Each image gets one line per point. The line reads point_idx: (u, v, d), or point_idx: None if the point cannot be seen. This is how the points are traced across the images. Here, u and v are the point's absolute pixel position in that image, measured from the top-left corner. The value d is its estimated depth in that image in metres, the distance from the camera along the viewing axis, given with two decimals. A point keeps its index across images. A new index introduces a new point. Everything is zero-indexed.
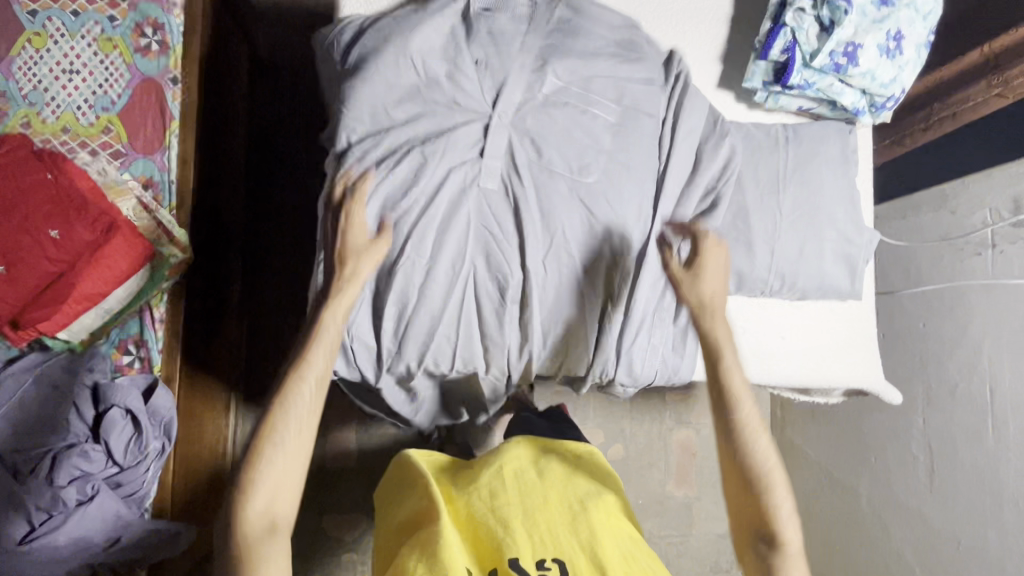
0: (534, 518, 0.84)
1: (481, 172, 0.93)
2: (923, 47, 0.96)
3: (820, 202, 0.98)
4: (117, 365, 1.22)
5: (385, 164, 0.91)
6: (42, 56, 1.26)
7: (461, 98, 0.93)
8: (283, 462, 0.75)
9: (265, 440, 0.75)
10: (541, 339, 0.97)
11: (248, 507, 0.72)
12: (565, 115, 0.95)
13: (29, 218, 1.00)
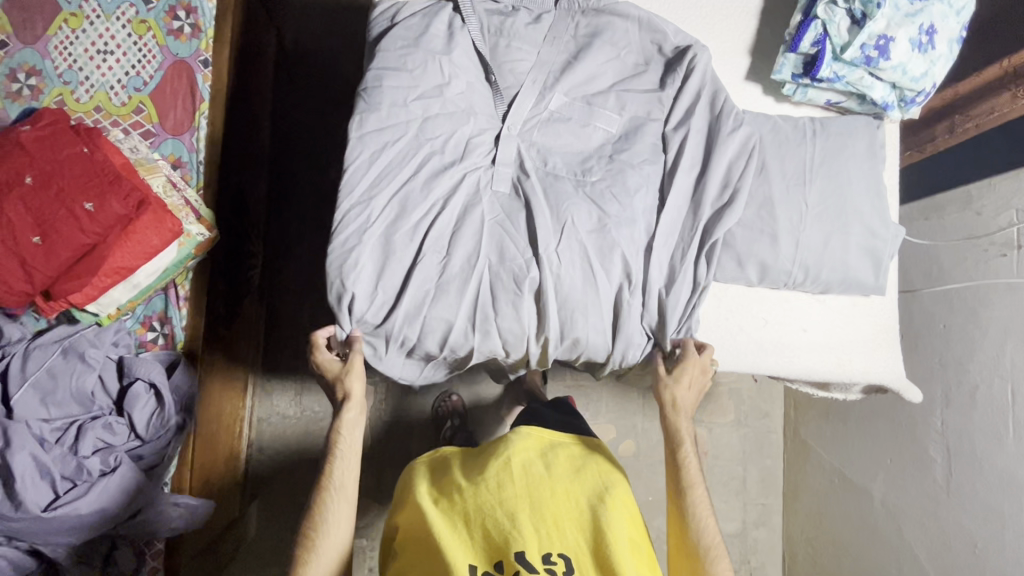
0: (541, 513, 0.81)
1: (494, 176, 0.97)
2: (956, 42, 0.95)
3: (846, 195, 0.97)
4: (142, 340, 1.25)
5: (402, 166, 0.95)
6: (77, 35, 1.29)
7: (479, 107, 0.99)
8: (332, 542, 0.89)
9: (313, 546, 0.88)
10: (558, 327, 0.96)
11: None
12: (578, 117, 1.00)
13: (66, 190, 1.01)
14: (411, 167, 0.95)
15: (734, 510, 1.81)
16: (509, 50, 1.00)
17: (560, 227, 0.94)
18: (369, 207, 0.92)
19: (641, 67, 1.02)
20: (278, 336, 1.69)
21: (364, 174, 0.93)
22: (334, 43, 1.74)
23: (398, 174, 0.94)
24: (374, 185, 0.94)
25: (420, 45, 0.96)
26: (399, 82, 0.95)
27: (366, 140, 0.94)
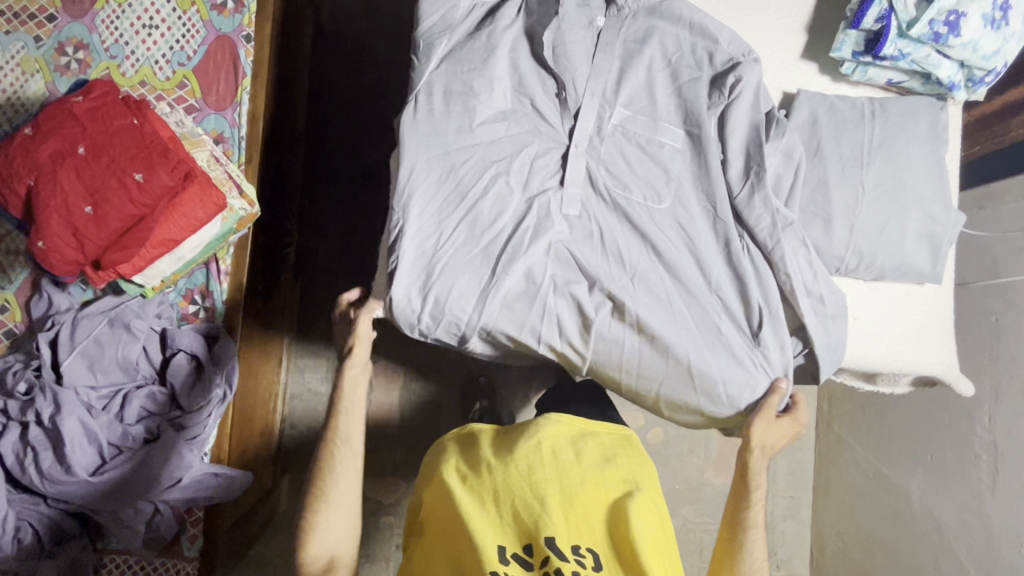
0: (571, 501, 0.80)
1: (563, 199, 0.94)
2: None
3: (905, 179, 0.93)
4: (184, 313, 1.27)
5: (469, 186, 0.93)
6: (124, 10, 1.30)
7: (543, 123, 0.96)
8: (339, 506, 0.93)
9: (321, 507, 0.92)
10: (636, 342, 0.93)
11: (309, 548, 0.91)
12: (644, 132, 0.96)
13: (116, 160, 1.02)
14: (479, 189, 0.93)
15: (761, 502, 1.79)
16: (560, 45, 0.96)
17: (635, 257, 0.93)
18: (438, 234, 0.93)
19: (694, 72, 0.97)
20: (311, 314, 1.71)
21: (428, 197, 0.93)
22: (370, 22, 1.74)
23: (465, 194, 0.93)
24: (440, 207, 0.93)
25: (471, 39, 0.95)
26: (461, 95, 0.94)
27: (430, 161, 0.94)
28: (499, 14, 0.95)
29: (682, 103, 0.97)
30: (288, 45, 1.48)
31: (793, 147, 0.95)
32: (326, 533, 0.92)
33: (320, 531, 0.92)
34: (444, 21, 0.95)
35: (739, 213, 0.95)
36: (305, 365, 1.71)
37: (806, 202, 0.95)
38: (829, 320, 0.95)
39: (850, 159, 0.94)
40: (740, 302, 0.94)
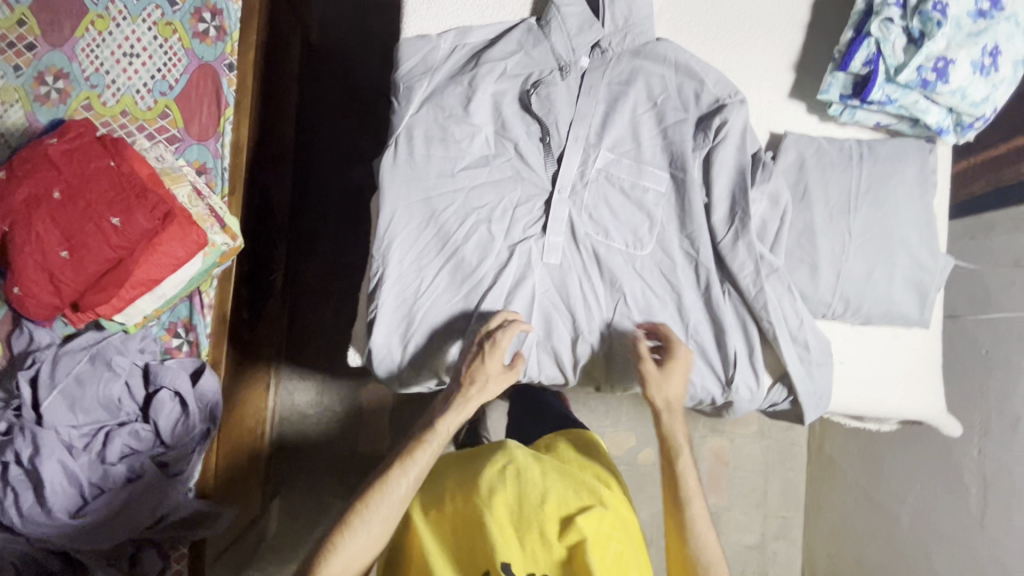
0: (527, 525, 0.80)
1: (545, 248, 0.94)
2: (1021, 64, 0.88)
3: (893, 224, 0.92)
4: (167, 347, 1.25)
5: (451, 234, 0.92)
6: (104, 38, 1.28)
7: (528, 167, 0.95)
8: (375, 531, 0.78)
9: (358, 526, 0.78)
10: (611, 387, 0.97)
11: (323, 571, 0.76)
12: (627, 179, 0.96)
13: (93, 203, 1.00)
14: (460, 238, 0.92)
15: (753, 522, 1.80)
16: (541, 89, 0.94)
17: (613, 305, 0.95)
18: (419, 282, 0.92)
19: (680, 115, 0.96)
20: (300, 336, 1.69)
21: (409, 244, 0.92)
22: (358, 40, 1.71)
23: (446, 243, 0.92)
24: (421, 255, 0.92)
25: (451, 81, 0.93)
26: (442, 142, 0.93)
27: (412, 208, 0.92)
28: (481, 59, 0.93)
29: (666, 146, 0.96)
30: (273, 66, 1.46)
31: (780, 192, 0.93)
32: (353, 558, 0.77)
33: (344, 553, 0.77)
34: (423, 63, 0.93)
35: (720, 258, 0.95)
36: (293, 388, 1.69)
37: (794, 248, 0.94)
38: (814, 367, 0.94)
39: (836, 205, 0.93)
40: (717, 350, 0.95)
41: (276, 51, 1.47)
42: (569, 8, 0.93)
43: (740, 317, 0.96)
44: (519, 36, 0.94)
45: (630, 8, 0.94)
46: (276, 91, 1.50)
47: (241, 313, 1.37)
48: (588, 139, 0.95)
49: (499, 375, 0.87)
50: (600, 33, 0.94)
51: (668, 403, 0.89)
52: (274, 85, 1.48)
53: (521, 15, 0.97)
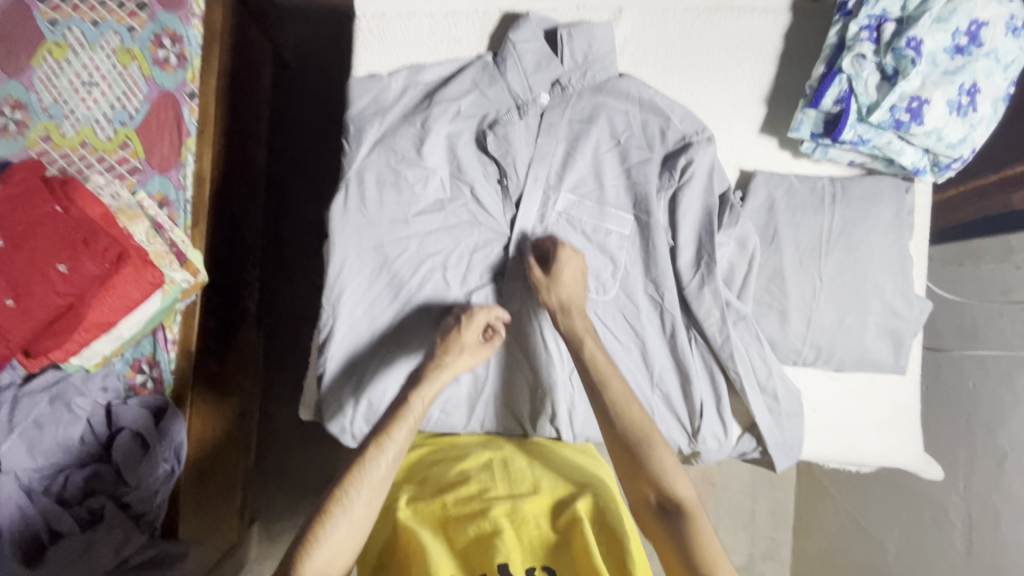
0: (522, 516, 0.78)
1: (502, 296, 0.92)
2: (1001, 101, 0.84)
3: (867, 269, 0.88)
4: (131, 384, 1.23)
5: (404, 281, 0.90)
6: (62, 67, 1.24)
7: (486, 211, 0.91)
8: (357, 520, 0.71)
9: (340, 516, 0.70)
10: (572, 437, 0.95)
11: (302, 572, 0.67)
12: (589, 221, 0.92)
13: (38, 251, 0.98)
14: (414, 285, 0.90)
15: (740, 544, 1.76)
16: (498, 128, 0.89)
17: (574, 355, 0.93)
18: (372, 334, 0.89)
19: (644, 154, 0.92)
20: (277, 360, 1.67)
21: (361, 294, 0.89)
22: (332, 56, 1.67)
23: (400, 292, 0.90)
24: (373, 305, 0.90)
25: (403, 122, 0.89)
26: (395, 189, 0.89)
27: (363, 256, 0.89)
28: (434, 99, 0.89)
29: (630, 186, 0.92)
30: (240, 85, 1.41)
31: (748, 235, 0.89)
32: (334, 552, 0.69)
33: (324, 550, 0.68)
34: (375, 104, 0.90)
35: (686, 304, 0.91)
36: (271, 412, 1.67)
37: (762, 294, 0.90)
38: (784, 418, 0.91)
39: (807, 248, 0.89)
40: (682, 399, 0.92)
41: (241, 68, 1.42)
42: (525, 44, 0.89)
43: (707, 365, 0.92)
44: (475, 74, 0.90)
45: (590, 43, 0.89)
46: (245, 108, 1.45)
47: (210, 346, 1.36)
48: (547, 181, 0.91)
49: (471, 347, 0.85)
50: (558, 70, 0.90)
51: (565, 301, 0.85)
52: (242, 103, 1.43)
53: (477, 50, 0.93)
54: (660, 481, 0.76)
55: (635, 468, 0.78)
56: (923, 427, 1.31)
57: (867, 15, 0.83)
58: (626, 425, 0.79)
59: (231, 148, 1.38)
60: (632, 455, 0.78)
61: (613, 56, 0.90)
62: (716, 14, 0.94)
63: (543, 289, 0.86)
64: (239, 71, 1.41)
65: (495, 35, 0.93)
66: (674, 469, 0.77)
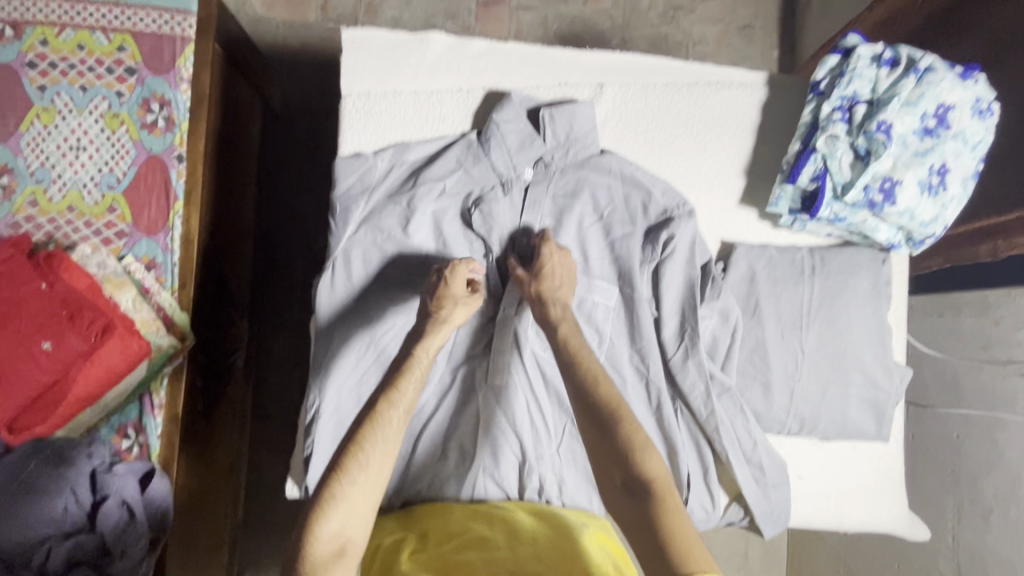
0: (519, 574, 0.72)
1: (490, 368, 0.94)
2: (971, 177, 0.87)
3: (851, 342, 0.92)
4: (116, 450, 1.13)
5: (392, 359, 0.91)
6: (49, 131, 1.22)
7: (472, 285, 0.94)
8: (372, 473, 0.74)
9: (356, 471, 0.74)
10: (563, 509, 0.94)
11: (319, 529, 0.69)
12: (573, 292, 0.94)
13: (22, 329, 1.02)
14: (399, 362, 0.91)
15: None
16: (483, 205, 0.92)
17: (561, 428, 0.96)
18: (358, 413, 0.89)
19: (627, 229, 0.94)
20: (266, 410, 1.62)
21: (350, 371, 0.89)
22: (322, 103, 1.63)
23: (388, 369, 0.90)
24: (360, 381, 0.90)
25: (390, 200, 0.91)
26: (382, 265, 0.91)
27: (351, 334, 0.90)
28: (419, 178, 0.91)
29: (614, 258, 0.94)
30: (236, 133, 1.42)
31: (730, 308, 0.91)
32: (349, 511, 0.71)
33: (342, 509, 0.71)
34: (360, 183, 0.91)
35: (672, 375, 0.92)
36: (261, 462, 1.61)
37: (746, 365, 0.93)
38: (771, 489, 0.92)
39: (792, 321, 0.92)
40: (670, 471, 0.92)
41: (240, 116, 1.43)
42: (508, 123, 0.92)
43: (694, 437, 0.93)
44: (461, 150, 0.92)
45: (571, 122, 0.92)
46: (242, 154, 1.46)
47: (206, 404, 1.35)
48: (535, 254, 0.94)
49: (465, 300, 0.87)
50: (542, 146, 0.92)
51: (549, 294, 0.86)
52: (238, 151, 1.44)
53: (461, 128, 0.95)
54: (632, 456, 0.73)
55: (606, 446, 0.75)
56: (911, 477, 1.31)
57: (839, 96, 0.87)
58: (600, 402, 0.77)
59: (227, 195, 1.39)
60: (605, 437, 0.75)
61: (592, 135, 0.94)
62: (695, 89, 0.97)
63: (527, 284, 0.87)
64: (238, 118, 1.42)
65: (478, 113, 0.96)
66: (647, 447, 0.74)
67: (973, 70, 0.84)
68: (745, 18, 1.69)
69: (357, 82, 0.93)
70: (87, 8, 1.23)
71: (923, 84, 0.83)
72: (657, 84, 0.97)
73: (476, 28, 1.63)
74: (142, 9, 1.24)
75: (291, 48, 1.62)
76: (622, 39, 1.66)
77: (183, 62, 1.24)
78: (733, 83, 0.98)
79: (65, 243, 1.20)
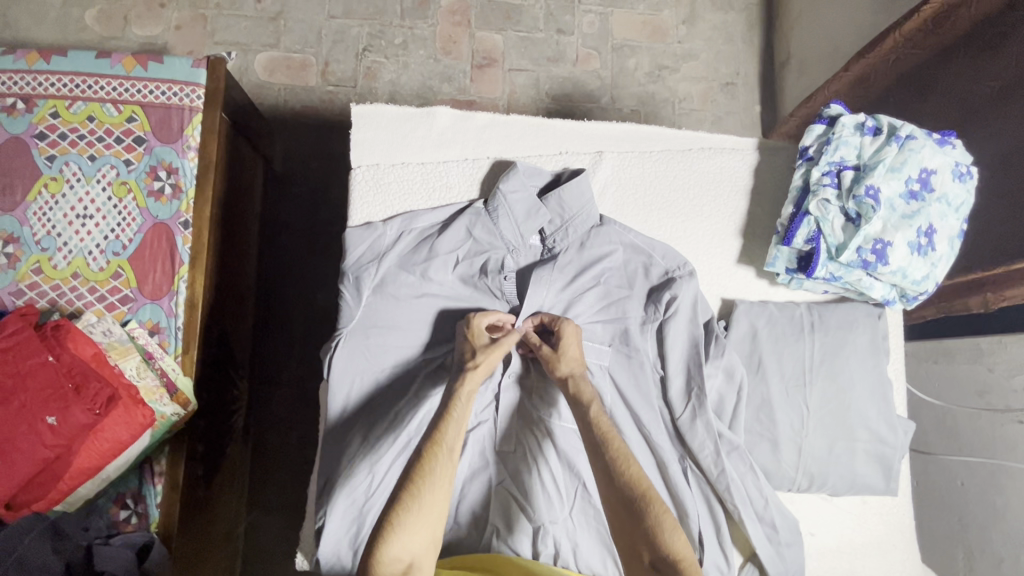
0: None
1: (498, 433, 0.97)
2: (956, 238, 0.96)
3: (853, 399, 0.98)
4: (114, 521, 1.13)
5: (404, 423, 0.93)
6: (56, 201, 1.22)
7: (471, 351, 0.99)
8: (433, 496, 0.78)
9: (411, 502, 0.76)
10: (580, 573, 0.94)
11: (383, 551, 0.72)
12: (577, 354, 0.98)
13: (28, 404, 0.98)
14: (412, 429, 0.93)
15: None
16: (492, 274, 1.01)
17: (573, 490, 0.95)
18: (369, 480, 0.90)
19: (625, 292, 1.00)
20: (264, 472, 1.56)
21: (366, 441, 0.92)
22: (323, 164, 1.66)
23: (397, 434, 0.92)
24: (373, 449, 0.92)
25: (402, 269, 0.98)
26: (395, 332, 0.97)
27: (369, 404, 0.96)
28: (431, 250, 0.99)
29: (614, 319, 0.99)
30: (246, 196, 1.48)
31: (734, 367, 0.95)
32: (414, 533, 0.74)
33: (404, 534, 0.74)
34: (371, 251, 0.97)
35: (678, 433, 0.95)
36: (259, 525, 1.54)
37: (755, 422, 0.97)
38: (784, 547, 0.92)
39: (794, 379, 0.98)
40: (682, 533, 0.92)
41: (250, 177, 1.49)
42: (514, 194, 1.00)
43: (704, 496, 0.94)
44: (470, 221, 1.00)
45: (560, 206, 1.00)
46: (251, 215, 1.52)
47: (213, 471, 1.34)
48: (552, 310, 0.99)
49: (494, 346, 0.90)
50: (546, 216, 1.00)
51: (574, 370, 0.90)
52: (249, 212, 1.50)
53: (468, 195, 1.05)
54: (654, 534, 0.75)
55: (631, 523, 0.77)
56: (918, 525, 1.30)
57: (828, 162, 0.98)
58: (626, 482, 0.79)
59: (235, 258, 1.43)
60: (631, 512, 0.78)
61: (585, 210, 1.00)
62: (690, 156, 1.10)
63: (553, 362, 0.91)
64: (250, 183, 1.49)
65: (484, 181, 1.06)
66: (670, 524, 0.76)
67: (951, 138, 0.94)
68: (727, 75, 1.78)
69: (368, 155, 1.05)
70: (100, 82, 1.26)
71: (905, 151, 0.93)
72: (653, 151, 1.11)
73: (472, 89, 1.70)
74: (153, 82, 1.27)
75: (293, 111, 1.66)
76: (612, 97, 1.73)
77: (191, 131, 1.26)
78: (725, 149, 1.12)
79: (68, 310, 1.19)
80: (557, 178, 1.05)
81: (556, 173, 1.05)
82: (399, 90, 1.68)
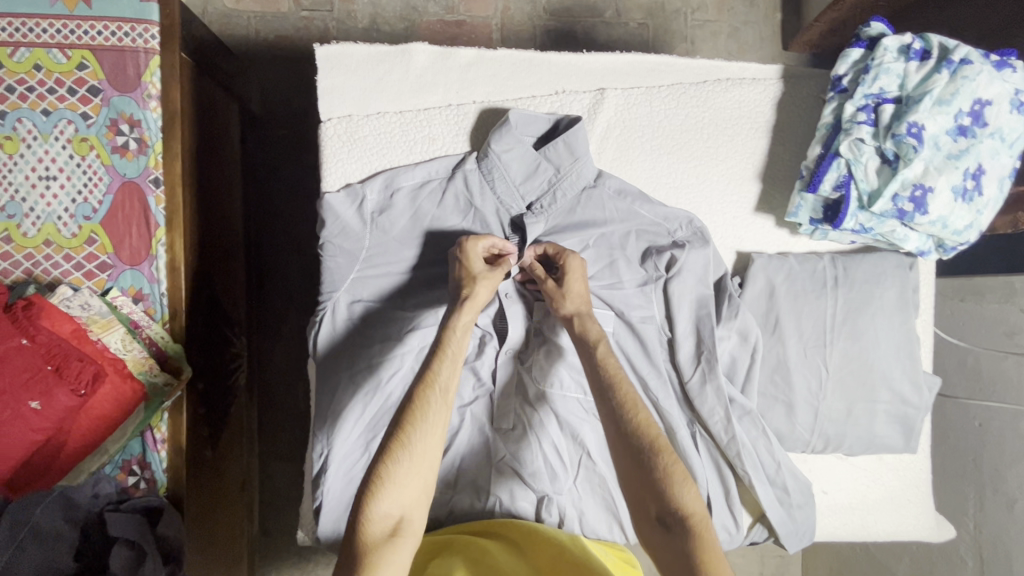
0: None
1: (493, 409, 0.94)
2: (1006, 179, 0.87)
3: (877, 357, 0.93)
4: (122, 487, 1.08)
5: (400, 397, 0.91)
6: (14, 162, 1.10)
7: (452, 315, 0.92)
8: (416, 454, 0.73)
9: (401, 452, 0.72)
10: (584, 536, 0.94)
11: (372, 509, 0.69)
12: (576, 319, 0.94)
13: (8, 390, 0.95)
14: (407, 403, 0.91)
15: None
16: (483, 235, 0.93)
17: (577, 459, 0.95)
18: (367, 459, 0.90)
19: (619, 254, 0.92)
20: (270, 423, 1.57)
21: (359, 421, 0.88)
22: (302, 102, 1.52)
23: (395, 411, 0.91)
24: (370, 428, 0.90)
25: (387, 232, 0.91)
26: (386, 303, 0.92)
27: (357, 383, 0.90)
28: (416, 212, 0.92)
29: (616, 285, 0.92)
30: (224, 141, 1.37)
31: (749, 328, 0.91)
32: (402, 487, 0.71)
33: (391, 491, 0.71)
34: (352, 216, 0.89)
35: (687, 397, 0.90)
36: (272, 474, 1.57)
37: (768, 385, 0.93)
38: (795, 509, 0.91)
39: (812, 340, 0.93)
40: None
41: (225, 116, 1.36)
42: (507, 153, 0.91)
43: (714, 464, 0.91)
44: (464, 179, 0.92)
45: (553, 164, 0.91)
46: (231, 159, 1.41)
47: (222, 429, 1.34)
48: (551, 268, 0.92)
49: (489, 275, 0.85)
50: (543, 176, 0.92)
51: (580, 309, 0.85)
52: (227, 155, 1.38)
53: (457, 148, 0.96)
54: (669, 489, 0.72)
55: (642, 477, 0.74)
56: (932, 464, 1.27)
57: (863, 95, 0.88)
58: (637, 430, 0.76)
59: (218, 213, 1.34)
60: (641, 464, 0.74)
61: (580, 165, 0.91)
62: (704, 89, 0.98)
63: (559, 300, 0.85)
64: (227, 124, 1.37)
65: (473, 131, 0.96)
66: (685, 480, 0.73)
67: (1010, 60, 0.83)
68: None
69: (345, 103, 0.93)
70: (42, 23, 1.11)
71: (959, 79, 0.82)
72: (662, 85, 0.99)
73: (461, 7, 1.51)
74: (101, 21, 1.11)
75: (264, 41, 1.50)
76: (617, 10, 1.54)
77: (150, 77, 1.12)
78: (745, 80, 0.99)
79: (46, 280, 1.11)
80: (555, 126, 0.95)
81: (554, 120, 0.94)
82: (380, 12, 1.50)
